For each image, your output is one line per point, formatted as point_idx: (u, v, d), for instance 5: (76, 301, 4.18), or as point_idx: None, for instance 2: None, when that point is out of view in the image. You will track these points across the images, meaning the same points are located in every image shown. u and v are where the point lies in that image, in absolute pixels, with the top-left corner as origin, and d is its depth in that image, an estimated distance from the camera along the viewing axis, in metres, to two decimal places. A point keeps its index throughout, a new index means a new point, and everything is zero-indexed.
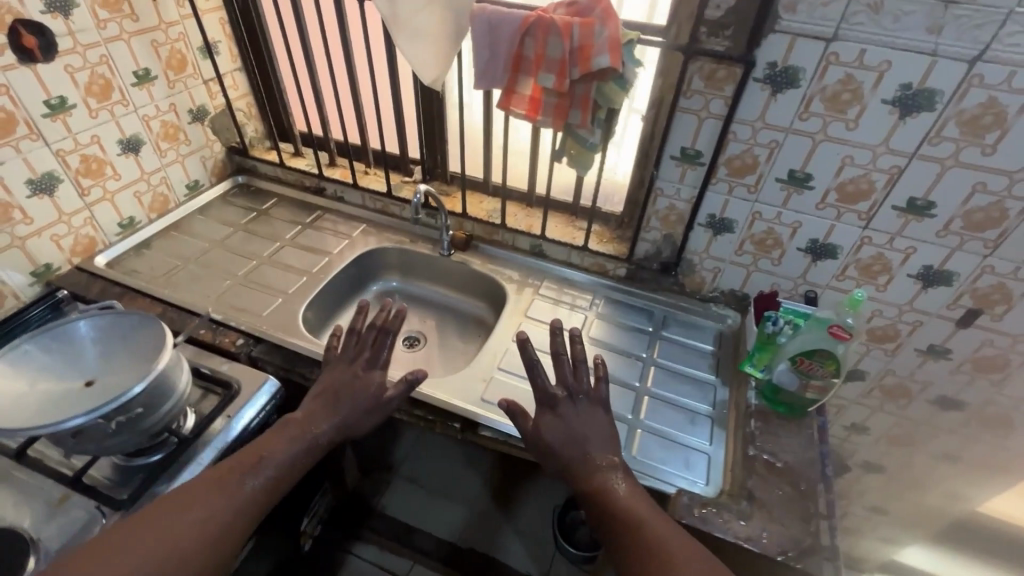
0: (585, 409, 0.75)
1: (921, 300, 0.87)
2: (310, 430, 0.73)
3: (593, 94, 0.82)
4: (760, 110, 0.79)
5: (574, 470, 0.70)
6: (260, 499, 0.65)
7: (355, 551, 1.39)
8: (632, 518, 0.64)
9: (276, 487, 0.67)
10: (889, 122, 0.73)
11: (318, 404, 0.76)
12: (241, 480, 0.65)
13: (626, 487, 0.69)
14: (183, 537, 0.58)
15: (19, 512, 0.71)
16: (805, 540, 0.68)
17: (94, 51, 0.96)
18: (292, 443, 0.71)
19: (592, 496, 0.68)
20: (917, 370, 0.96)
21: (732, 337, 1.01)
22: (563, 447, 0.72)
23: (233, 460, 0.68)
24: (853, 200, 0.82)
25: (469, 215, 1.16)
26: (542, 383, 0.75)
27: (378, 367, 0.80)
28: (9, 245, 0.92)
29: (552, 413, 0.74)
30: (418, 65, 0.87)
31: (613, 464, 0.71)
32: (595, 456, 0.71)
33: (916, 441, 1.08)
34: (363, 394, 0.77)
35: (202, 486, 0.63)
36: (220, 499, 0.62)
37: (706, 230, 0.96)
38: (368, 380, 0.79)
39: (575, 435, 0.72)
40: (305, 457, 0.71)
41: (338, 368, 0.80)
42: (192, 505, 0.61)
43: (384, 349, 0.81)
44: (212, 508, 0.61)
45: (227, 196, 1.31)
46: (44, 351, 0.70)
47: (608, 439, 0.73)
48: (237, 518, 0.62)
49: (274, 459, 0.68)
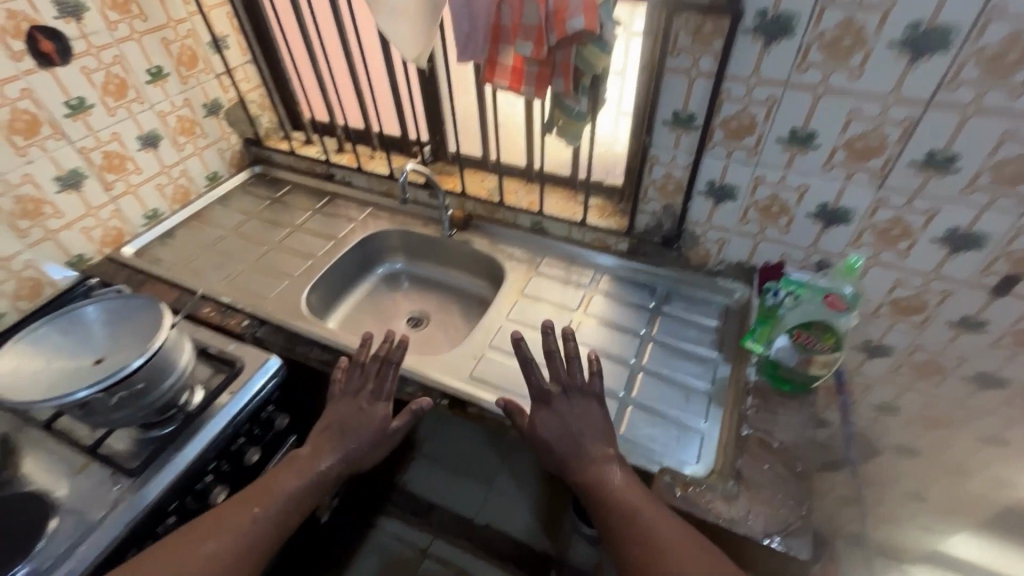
0: (578, 404, 0.73)
1: (948, 267, 0.79)
2: (316, 466, 0.74)
3: (573, 59, 0.79)
4: (753, 65, 0.73)
5: (572, 465, 0.68)
6: (270, 533, 0.67)
7: (378, 525, 1.45)
8: (626, 509, 0.63)
9: (285, 521, 0.69)
10: (898, 67, 0.66)
11: (323, 439, 0.77)
12: (254, 514, 0.68)
13: (623, 477, 0.66)
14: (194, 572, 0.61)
15: (47, 477, 0.78)
16: (794, 524, 0.64)
17: (107, 52, 1.01)
18: (298, 478, 0.72)
19: (587, 487, 0.66)
20: (950, 345, 0.88)
21: (739, 312, 0.96)
22: (559, 442, 0.70)
23: (242, 495, 0.71)
24: (864, 158, 0.75)
25: (469, 194, 1.15)
26: (537, 382, 0.74)
27: (383, 399, 0.80)
28: (43, 238, 1.00)
29: (547, 410, 0.73)
30: (399, 42, 0.86)
31: (608, 456, 0.68)
32: (589, 449, 0.69)
33: (953, 423, 0.98)
34: (368, 429, 0.78)
35: (213, 521, 0.67)
36: (230, 534, 0.65)
37: (707, 199, 0.90)
38: (372, 415, 0.79)
39: (569, 428, 0.71)
40: (311, 492, 0.72)
41: (343, 401, 0.80)
42: (204, 540, 0.64)
43: (388, 380, 0.81)
44: (220, 544, 0.64)
45: (246, 185, 1.37)
46: (61, 333, 0.77)
47: (604, 432, 0.71)
48: (246, 552, 0.65)
49: (284, 494, 0.71)
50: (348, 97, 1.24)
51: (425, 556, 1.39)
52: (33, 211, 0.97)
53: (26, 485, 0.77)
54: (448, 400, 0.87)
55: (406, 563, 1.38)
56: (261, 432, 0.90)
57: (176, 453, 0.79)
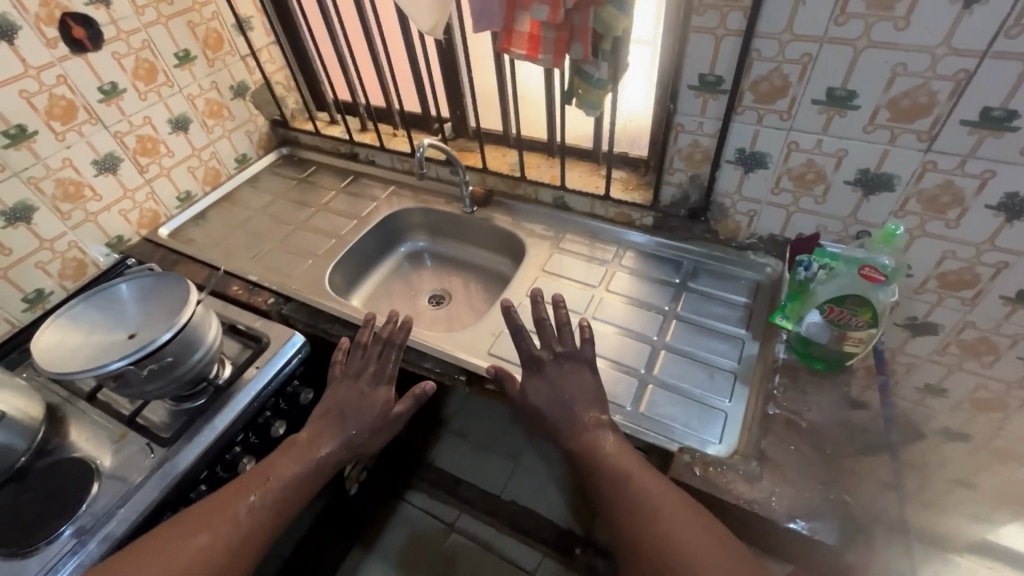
0: (570, 370, 0.71)
1: (1005, 236, 0.72)
2: (315, 452, 0.76)
3: (591, 22, 0.75)
4: (787, 19, 0.68)
5: (562, 432, 0.68)
6: (265, 522, 0.69)
7: (408, 498, 1.49)
8: (620, 472, 0.63)
9: (281, 509, 0.71)
10: (950, 14, 0.59)
11: (324, 423, 0.79)
12: (251, 501, 0.70)
13: (615, 442, 0.66)
14: (188, 563, 0.63)
15: (90, 445, 0.83)
16: (822, 506, 0.62)
17: (136, 36, 1.04)
18: (294, 464, 0.74)
19: (580, 453, 0.66)
20: (1005, 322, 0.81)
21: (770, 288, 0.91)
22: (551, 410, 0.69)
23: (239, 481, 0.73)
24: (910, 118, 0.68)
25: (490, 170, 1.13)
26: (528, 348, 0.72)
27: (384, 382, 0.82)
28: (84, 220, 1.05)
29: (538, 376, 0.72)
30: (414, 13, 0.84)
31: (600, 422, 0.67)
32: (580, 415, 0.68)
33: (1008, 406, 0.92)
34: (368, 414, 0.79)
35: (209, 511, 0.69)
36: (225, 524, 0.67)
37: (736, 167, 0.85)
38: (373, 398, 0.81)
39: (561, 396, 0.70)
40: (310, 478, 0.74)
41: (344, 385, 0.82)
42: (199, 531, 0.66)
43: (389, 363, 0.83)
44: (217, 533, 0.66)
45: (274, 166, 1.40)
46: (97, 308, 0.81)
47: (596, 397, 0.70)
48: (242, 540, 0.67)
49: (280, 482, 0.72)
50: (369, 75, 1.24)
51: (452, 530, 1.43)
52: (73, 194, 1.02)
53: (72, 453, 0.82)
54: (469, 376, 0.87)
55: (431, 538, 1.42)
56: (286, 406, 0.93)
57: (203, 427, 0.83)
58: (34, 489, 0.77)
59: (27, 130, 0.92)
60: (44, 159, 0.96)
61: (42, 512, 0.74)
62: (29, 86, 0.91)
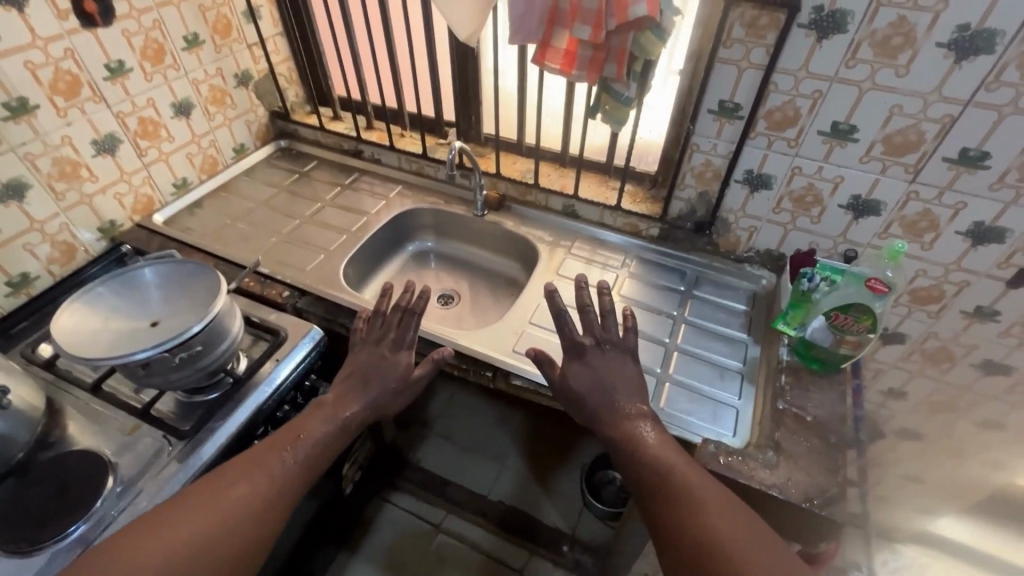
0: (612, 356, 0.77)
1: (969, 259, 0.84)
2: (343, 412, 0.76)
3: (629, 46, 0.81)
4: (804, 59, 0.77)
5: (604, 419, 0.72)
6: (299, 478, 0.69)
7: (393, 500, 1.47)
8: (663, 464, 0.65)
9: (312, 466, 0.71)
10: (943, 66, 0.70)
11: (348, 385, 0.79)
12: (282, 457, 0.69)
13: (655, 435, 0.69)
14: (223, 516, 0.61)
15: (97, 438, 0.78)
16: (832, 489, 0.69)
17: (147, 15, 1.00)
18: (323, 423, 0.74)
19: (621, 442, 0.69)
20: (963, 333, 0.93)
21: (765, 298, 1.00)
22: (593, 397, 0.73)
23: (270, 438, 0.72)
24: (901, 152, 0.79)
25: (503, 175, 1.17)
26: (570, 333, 0.77)
27: (404, 348, 0.84)
28: (78, 203, 0.99)
29: (579, 362, 0.76)
30: (454, 21, 0.87)
31: (642, 412, 0.72)
32: (622, 404, 0.72)
33: (958, 408, 1.05)
34: (390, 375, 0.81)
35: (240, 465, 0.67)
36: (260, 477, 0.66)
37: (743, 186, 0.94)
38: (395, 362, 0.82)
39: (603, 382, 0.74)
40: (336, 438, 0.74)
41: (365, 350, 0.83)
42: (235, 482, 0.65)
43: (410, 330, 0.85)
44: (251, 487, 0.65)
45: (271, 158, 1.37)
46: (115, 293, 0.78)
47: (634, 390, 0.74)
48: (274, 498, 0.65)
49: (312, 440, 0.72)
50: (382, 74, 1.24)
51: (439, 531, 1.42)
52: (69, 173, 0.96)
53: (73, 446, 0.78)
54: (496, 372, 0.91)
55: (420, 536, 1.41)
56: (303, 400, 0.92)
57: (225, 419, 0.80)
58: (40, 483, 0.72)
59: (28, 104, 0.87)
60: (43, 135, 0.91)
61: (55, 507, 0.70)
62: (34, 58, 0.86)
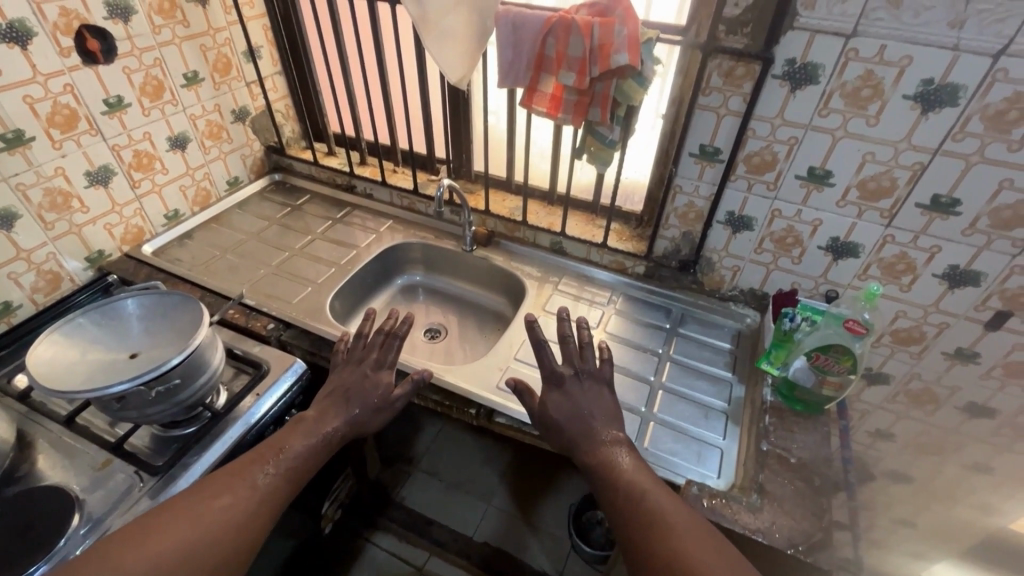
0: (590, 387, 0.75)
1: (947, 301, 0.86)
2: (325, 426, 0.74)
3: (611, 91, 0.83)
4: (779, 108, 0.80)
5: (580, 446, 0.70)
6: (280, 490, 0.66)
7: (374, 540, 1.42)
8: (636, 490, 0.63)
9: (293, 481, 0.68)
10: (910, 117, 0.73)
11: (328, 402, 0.77)
12: (265, 471, 0.67)
13: (631, 460, 0.67)
14: (203, 534, 0.58)
15: (66, 473, 0.76)
16: (817, 534, 0.68)
17: (149, 54, 1.03)
18: (307, 437, 0.72)
19: (596, 469, 0.67)
20: (944, 375, 0.94)
21: (750, 336, 1.01)
22: (570, 425, 0.72)
23: (252, 452, 0.70)
24: (875, 198, 0.81)
25: (493, 213, 1.20)
26: (549, 363, 0.76)
27: (385, 367, 0.83)
28: (67, 232, 1.00)
29: (558, 391, 0.75)
30: (446, 67, 0.90)
31: (617, 439, 0.70)
32: (600, 431, 0.71)
33: (944, 450, 1.05)
34: (371, 394, 0.80)
35: (221, 479, 0.64)
36: (242, 489, 0.64)
37: (725, 228, 0.96)
38: (375, 381, 0.81)
39: (579, 411, 0.73)
40: (320, 452, 0.72)
41: (347, 369, 0.83)
42: (219, 493, 0.62)
43: (391, 351, 0.84)
44: (234, 500, 0.62)
45: (264, 191, 1.39)
46: (95, 324, 0.78)
47: (612, 417, 0.73)
48: (255, 510, 0.63)
49: (294, 453, 0.70)
50: (377, 114, 1.28)
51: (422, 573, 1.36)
52: (60, 204, 0.97)
53: (41, 481, 0.75)
54: (480, 409, 0.90)
55: None
56: None
57: (201, 454, 0.78)
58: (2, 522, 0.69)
59: (24, 136, 0.88)
60: (37, 166, 0.92)
61: (11, 548, 0.66)
62: (34, 92, 0.88)
